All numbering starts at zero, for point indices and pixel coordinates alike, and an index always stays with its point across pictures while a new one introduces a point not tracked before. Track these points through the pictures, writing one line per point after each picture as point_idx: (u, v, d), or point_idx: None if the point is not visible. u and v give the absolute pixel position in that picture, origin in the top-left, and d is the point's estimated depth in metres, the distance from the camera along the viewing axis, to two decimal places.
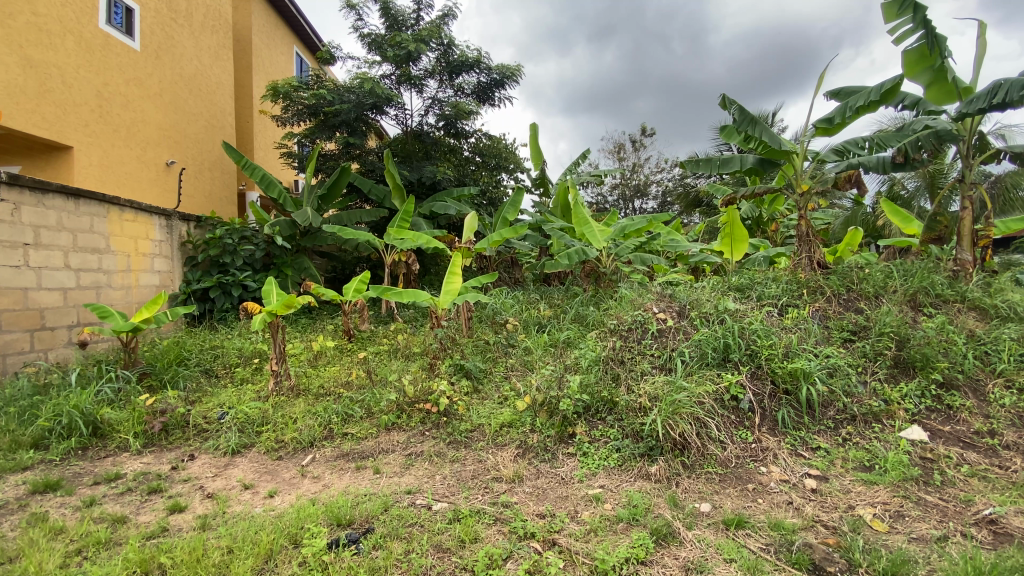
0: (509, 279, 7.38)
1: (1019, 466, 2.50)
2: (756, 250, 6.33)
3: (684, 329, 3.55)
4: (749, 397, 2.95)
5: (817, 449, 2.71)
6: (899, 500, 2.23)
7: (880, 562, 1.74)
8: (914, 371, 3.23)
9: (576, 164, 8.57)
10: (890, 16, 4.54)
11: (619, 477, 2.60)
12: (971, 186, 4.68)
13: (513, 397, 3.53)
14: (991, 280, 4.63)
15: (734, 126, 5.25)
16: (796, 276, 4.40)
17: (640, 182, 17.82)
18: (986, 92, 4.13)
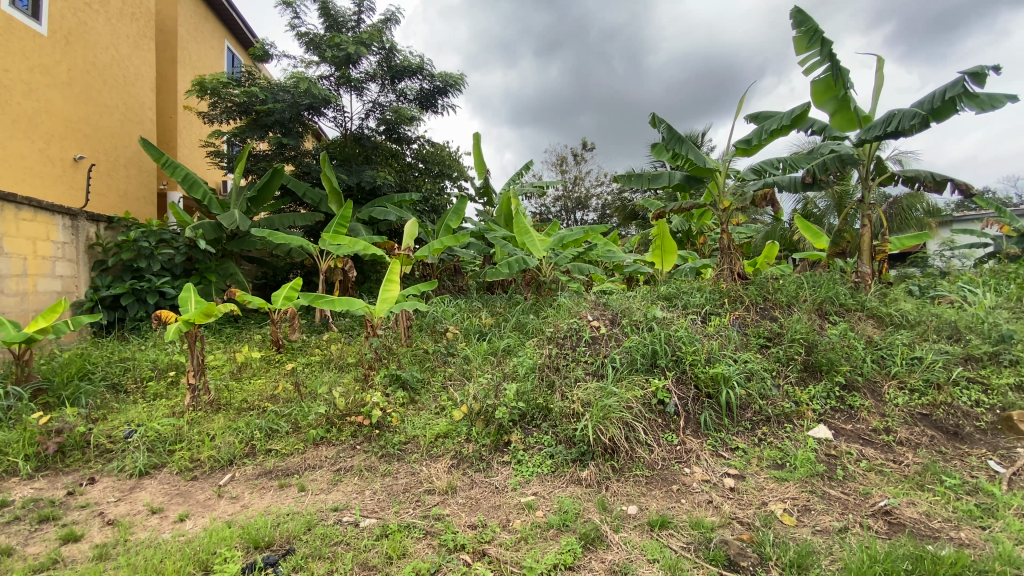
0: (451, 287, 7.31)
1: (909, 460, 2.76)
2: (685, 261, 6.65)
3: (615, 335, 3.67)
4: (674, 401, 3.08)
5: (736, 449, 2.87)
6: (807, 495, 2.40)
7: (788, 554, 1.84)
8: (820, 374, 3.50)
9: (519, 175, 8.68)
10: (801, 49, 4.95)
11: (552, 483, 2.62)
12: (870, 206, 5.17)
13: (449, 407, 3.49)
14: (886, 291, 5.11)
15: (663, 143, 5.52)
16: (719, 286, 4.67)
17: (581, 195, 18.28)
18: (882, 121, 4.59)
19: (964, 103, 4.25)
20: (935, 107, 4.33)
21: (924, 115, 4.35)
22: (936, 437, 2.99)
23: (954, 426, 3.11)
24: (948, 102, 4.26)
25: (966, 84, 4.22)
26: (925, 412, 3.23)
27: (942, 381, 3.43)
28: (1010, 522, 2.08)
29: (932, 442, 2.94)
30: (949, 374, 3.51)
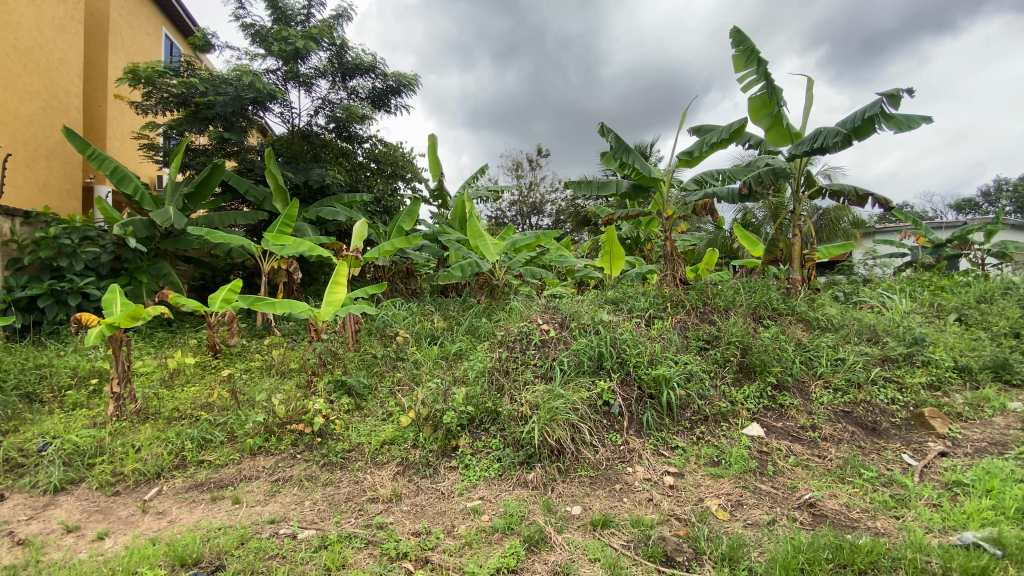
0: (404, 290, 7.18)
1: (832, 455, 2.95)
2: (632, 267, 6.86)
3: (564, 338, 3.72)
4: (619, 402, 3.17)
5: (676, 448, 2.98)
6: (741, 491, 2.52)
7: (720, 548, 1.92)
8: (754, 374, 3.69)
9: (474, 178, 8.66)
10: (740, 66, 5.23)
11: (498, 487, 2.62)
12: (800, 217, 5.53)
13: (397, 412, 3.42)
14: (814, 297, 5.47)
15: (611, 152, 5.68)
16: (662, 291, 4.84)
17: (536, 200, 18.44)
18: (810, 137, 4.92)
19: (882, 123, 4.61)
20: (856, 126, 4.67)
21: (846, 133, 4.69)
22: (856, 433, 3.22)
23: (873, 422, 3.35)
24: (867, 121, 4.61)
25: (884, 105, 4.58)
26: (847, 409, 3.47)
27: (862, 380, 3.71)
28: (919, 510, 2.25)
29: (853, 438, 3.16)
30: (868, 373, 3.79)
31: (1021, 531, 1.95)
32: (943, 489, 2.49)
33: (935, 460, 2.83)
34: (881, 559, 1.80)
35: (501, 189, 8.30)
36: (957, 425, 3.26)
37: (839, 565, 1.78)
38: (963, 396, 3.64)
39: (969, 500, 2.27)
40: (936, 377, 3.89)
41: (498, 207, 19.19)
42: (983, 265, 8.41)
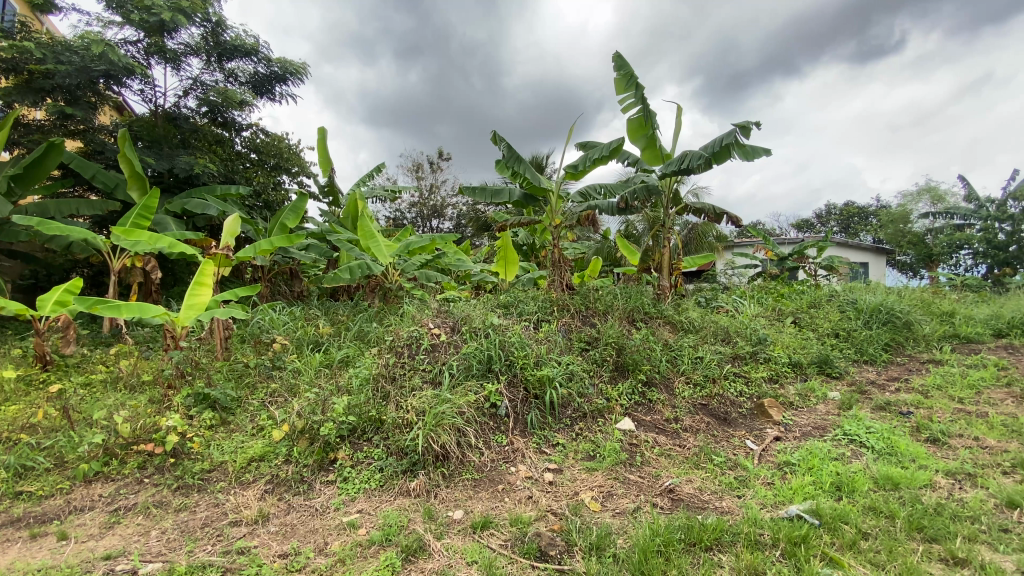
0: (289, 292, 6.69)
1: (690, 443, 3.28)
2: (526, 272, 7.08)
3: (454, 342, 3.71)
4: (505, 404, 3.24)
5: (557, 445, 3.12)
6: (612, 482, 2.70)
7: (589, 538, 2.04)
8: (628, 372, 4.00)
9: (368, 177, 8.34)
10: (621, 89, 5.65)
11: (378, 499, 2.53)
12: (670, 230, 6.10)
13: (269, 426, 3.16)
14: (680, 302, 6.05)
15: (502, 161, 5.81)
16: (550, 296, 5.06)
17: (437, 203, 18.23)
18: (677, 159, 5.48)
19: (735, 150, 5.26)
20: (715, 152, 5.29)
21: (707, 157, 5.29)
22: (711, 423, 3.62)
23: (725, 412, 3.80)
24: (724, 148, 5.22)
25: (737, 135, 5.22)
26: (704, 402, 3.88)
27: (716, 375, 4.19)
28: (756, 489, 2.58)
29: (707, 427, 3.54)
30: (721, 369, 4.30)
31: (831, 502, 2.32)
32: (776, 469, 2.89)
33: (770, 444, 3.27)
34: (724, 535, 2.03)
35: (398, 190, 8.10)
36: (790, 413, 3.81)
37: (689, 544, 1.98)
38: (794, 388, 4.27)
39: (795, 477, 2.66)
40: (774, 372, 4.52)
41: (397, 208, 18.70)
42: (816, 276, 9.92)
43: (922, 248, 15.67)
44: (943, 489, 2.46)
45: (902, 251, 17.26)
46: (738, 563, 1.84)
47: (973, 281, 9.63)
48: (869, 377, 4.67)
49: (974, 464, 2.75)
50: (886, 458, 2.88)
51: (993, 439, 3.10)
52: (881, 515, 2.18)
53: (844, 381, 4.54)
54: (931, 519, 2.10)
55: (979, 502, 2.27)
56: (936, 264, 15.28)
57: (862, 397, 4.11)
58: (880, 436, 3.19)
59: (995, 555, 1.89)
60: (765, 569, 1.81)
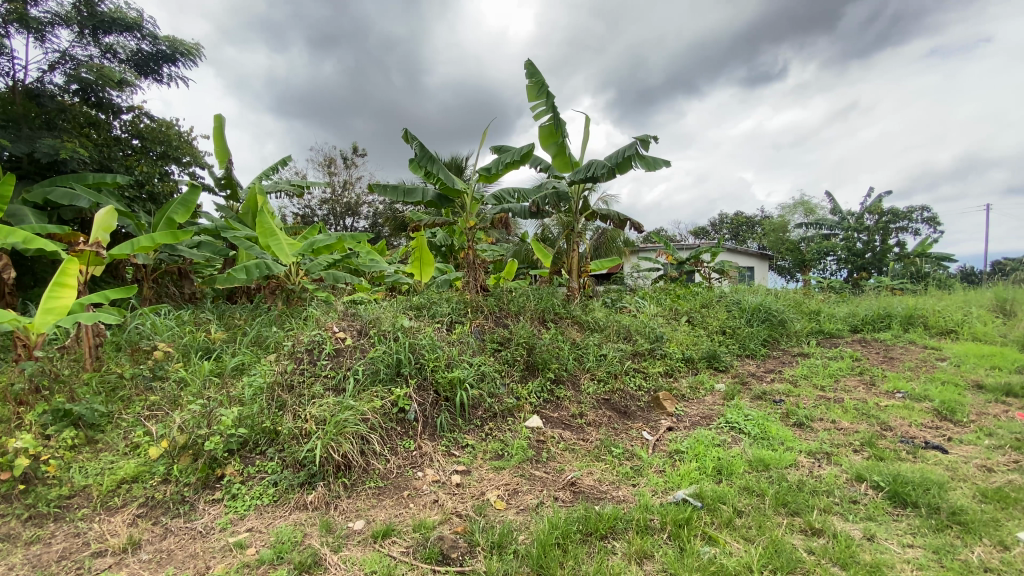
0: (179, 294, 6.05)
1: (593, 437, 3.43)
2: (441, 274, 7.01)
3: (361, 347, 3.57)
4: (414, 408, 3.18)
5: (466, 446, 3.12)
6: (517, 480, 2.75)
7: (492, 537, 2.05)
8: (538, 371, 4.10)
9: (271, 171, 7.78)
10: (532, 96, 5.79)
11: (271, 515, 2.37)
12: (578, 234, 6.36)
13: (145, 443, 2.83)
14: (589, 303, 6.32)
15: (415, 160, 5.70)
16: (464, 297, 5.04)
17: (351, 200, 17.48)
18: (585, 167, 5.72)
19: (636, 162, 5.59)
20: (618, 162, 5.58)
21: (611, 167, 5.57)
22: (612, 416, 3.81)
23: (625, 406, 4.02)
24: (626, 159, 5.53)
25: (638, 147, 5.55)
26: (607, 396, 4.09)
27: (618, 371, 4.44)
28: (649, 477, 2.76)
29: (609, 421, 3.73)
30: (622, 366, 4.56)
31: (713, 485, 2.54)
32: (668, 457, 3.10)
33: (664, 434, 3.52)
34: (618, 522, 2.15)
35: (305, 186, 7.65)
36: (681, 404, 4.12)
37: (586, 533, 2.07)
38: (687, 381, 4.64)
39: (684, 464, 2.88)
40: (670, 367, 4.87)
41: (308, 205, 17.71)
42: (710, 279, 10.83)
43: (797, 254, 17.67)
44: (804, 467, 2.79)
45: (781, 257, 19.39)
46: (630, 549, 1.95)
47: (834, 284, 11.04)
48: (751, 369, 5.19)
49: (831, 443, 3.15)
50: (760, 441, 3.21)
51: (846, 421, 3.57)
52: (754, 494, 2.42)
53: (728, 373, 4.99)
54: (794, 495, 2.36)
55: (834, 477, 2.61)
56: (808, 269, 17.33)
57: (744, 388, 4.54)
58: (756, 422, 3.55)
59: (844, 524, 2.17)
60: (653, 552, 1.93)
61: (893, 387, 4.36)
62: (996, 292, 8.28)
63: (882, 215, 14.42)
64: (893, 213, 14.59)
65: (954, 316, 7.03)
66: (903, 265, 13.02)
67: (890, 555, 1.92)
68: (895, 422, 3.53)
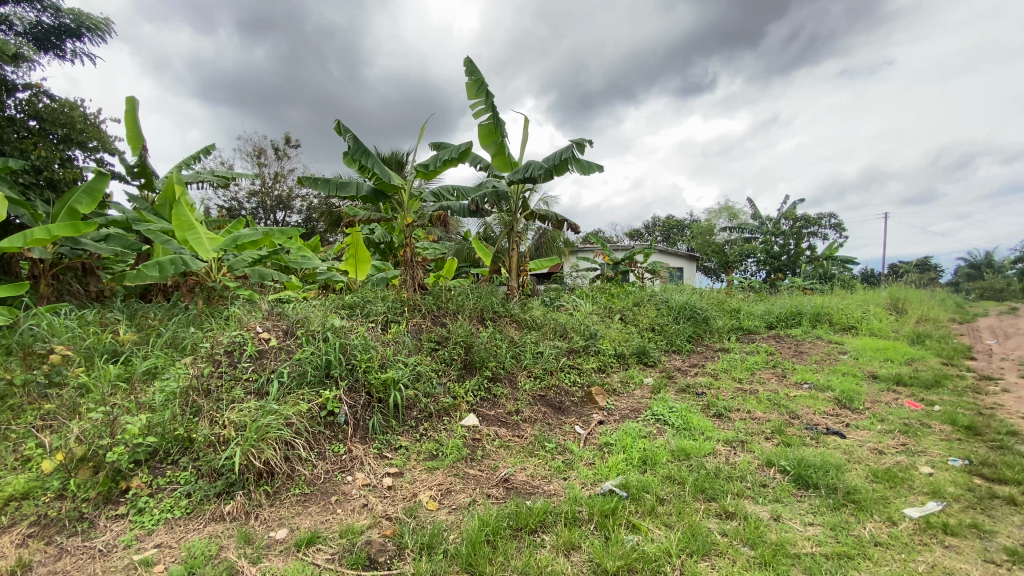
0: (83, 292, 5.46)
1: (528, 433, 3.48)
2: (377, 271, 6.82)
3: (287, 348, 3.40)
4: (345, 411, 3.07)
5: (399, 448, 3.06)
6: (451, 479, 2.74)
7: (421, 538, 2.03)
8: (475, 370, 4.09)
9: (192, 160, 7.25)
10: (472, 95, 5.77)
11: (183, 529, 2.21)
12: (517, 233, 6.41)
13: (37, 456, 2.55)
14: (527, 301, 6.38)
15: (348, 153, 5.51)
16: (400, 295, 4.94)
17: (282, 193, 16.63)
18: (523, 167, 5.77)
19: (572, 164, 5.71)
20: (555, 164, 5.68)
21: (548, 168, 5.66)
22: (547, 412, 3.88)
23: (560, 402, 4.11)
24: (563, 161, 5.64)
25: (574, 150, 5.68)
26: (543, 393, 4.16)
27: (553, 368, 4.53)
28: (579, 470, 2.84)
29: (544, 416, 3.80)
30: (558, 362, 4.66)
31: (638, 475, 2.65)
32: (597, 449, 3.20)
33: (595, 428, 3.63)
34: (547, 516, 2.19)
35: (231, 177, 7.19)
36: (612, 398, 4.27)
37: (516, 529, 2.10)
38: (618, 376, 4.81)
39: (612, 456, 2.98)
40: (603, 363, 5.03)
41: (234, 197, 16.65)
42: (642, 278, 11.27)
43: (722, 255, 18.80)
44: (721, 455, 2.98)
45: (708, 258, 20.54)
46: (558, 541, 2.00)
47: (753, 284, 11.85)
48: (677, 364, 5.47)
49: (746, 432, 3.38)
50: (683, 432, 3.39)
51: (760, 411, 3.85)
52: (676, 482, 2.55)
53: (657, 368, 5.23)
54: (711, 482, 2.52)
55: (747, 463, 2.80)
56: (731, 269, 18.48)
57: (670, 382, 4.78)
58: (679, 414, 3.74)
59: (755, 506, 2.34)
60: (581, 543, 1.99)
61: (801, 378, 4.75)
62: (888, 293, 9.22)
63: (796, 221, 15.64)
64: (805, 219, 15.85)
65: (854, 313, 7.76)
66: (814, 266, 14.19)
67: (793, 533, 2.09)
68: (802, 410, 3.85)
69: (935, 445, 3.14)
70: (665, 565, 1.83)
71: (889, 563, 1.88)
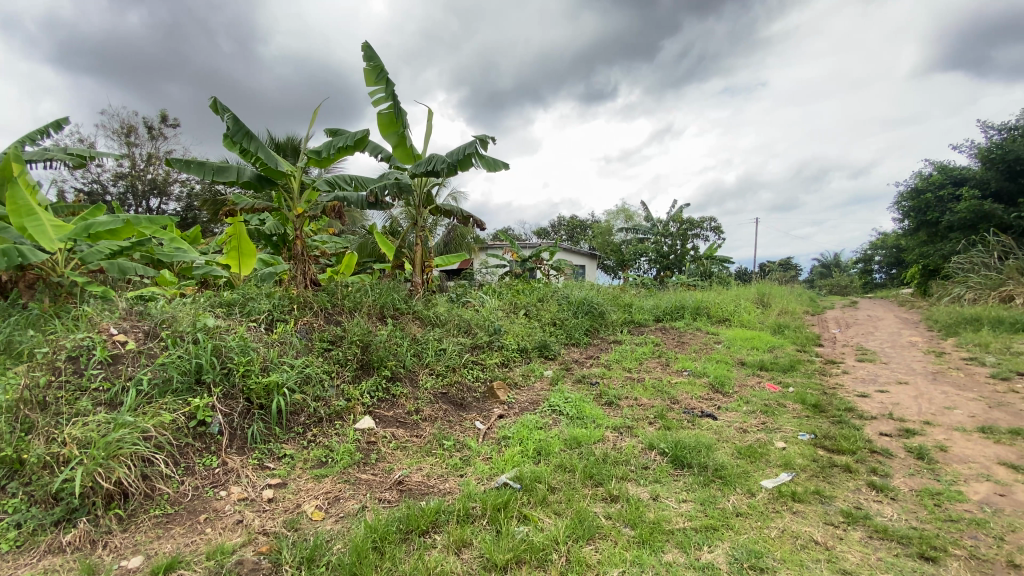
0: None
1: (426, 432, 3.41)
2: (266, 265, 6.32)
3: (148, 351, 3.02)
4: (219, 420, 2.80)
5: (283, 457, 2.84)
6: (340, 486, 2.59)
7: (301, 552, 1.89)
8: (372, 370, 3.93)
9: (37, 135, 6.18)
10: (371, 82, 5.52)
11: (7, 566, 1.86)
12: (421, 228, 6.27)
13: None
14: (431, 298, 6.28)
15: (228, 135, 5.01)
16: (288, 292, 4.60)
17: (156, 177, 14.81)
18: (426, 160, 5.65)
19: (476, 160, 5.69)
20: (458, 158, 5.62)
21: (451, 162, 5.59)
22: (448, 409, 3.84)
23: (461, 398, 4.08)
24: (467, 156, 5.60)
25: (477, 146, 5.66)
26: (444, 391, 4.09)
27: (456, 365, 4.49)
28: (476, 466, 2.84)
29: (444, 414, 3.75)
30: (461, 359, 4.63)
31: (532, 466, 2.71)
32: (496, 444, 3.23)
33: (495, 422, 3.66)
34: (440, 516, 2.16)
35: (89, 156, 6.24)
36: (513, 392, 4.34)
37: (406, 532, 2.04)
38: (519, 370, 4.90)
39: (509, 449, 3.02)
40: (505, 357, 5.09)
41: (96, 179, 14.51)
42: (548, 275, 11.57)
43: (619, 254, 19.96)
44: (610, 441, 3.14)
45: (607, 257, 21.71)
46: (448, 540, 1.97)
47: (645, 281, 12.71)
48: (575, 356, 5.69)
49: (632, 418, 3.61)
50: (576, 421, 3.54)
51: (645, 398, 4.13)
52: (567, 471, 2.64)
53: (556, 361, 5.41)
54: (599, 468, 2.64)
55: (632, 448, 2.98)
56: (627, 267, 19.68)
57: (568, 373, 4.96)
58: (574, 404, 3.90)
59: (637, 488, 2.49)
60: (472, 540, 1.98)
61: (682, 366, 5.18)
62: (756, 289, 10.37)
63: (682, 223, 17.06)
64: (690, 222, 17.32)
65: (727, 307, 8.63)
66: (697, 264, 15.54)
67: (669, 511, 2.25)
68: (682, 396, 4.19)
69: (789, 422, 3.58)
70: (552, 554, 1.88)
71: (748, 531, 2.10)
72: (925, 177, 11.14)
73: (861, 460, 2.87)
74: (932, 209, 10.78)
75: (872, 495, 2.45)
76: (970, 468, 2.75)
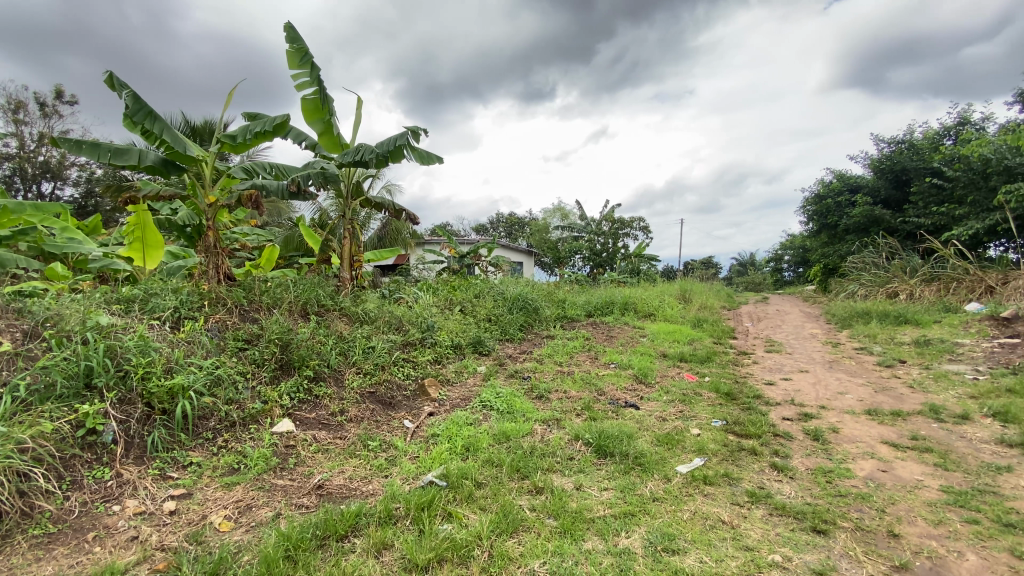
0: None
1: (350, 433, 3.29)
2: (174, 258, 5.83)
3: (27, 353, 2.69)
4: (113, 428, 2.55)
5: (189, 465, 2.64)
6: (254, 494, 2.44)
7: (205, 565, 1.76)
8: (293, 370, 3.74)
9: None
10: (294, 65, 5.23)
11: None
12: (349, 221, 6.01)
13: None
14: (360, 294, 6.04)
15: (127, 115, 4.55)
16: (198, 288, 4.27)
17: (49, 159, 13.24)
18: (354, 150, 5.44)
19: (407, 152, 5.55)
20: (389, 150, 5.45)
21: (381, 154, 5.42)
22: (375, 409, 3.73)
23: (390, 397, 3.98)
24: (398, 148, 5.45)
25: (408, 137, 5.52)
26: (372, 390, 3.97)
27: (386, 363, 4.38)
28: (401, 466, 2.78)
29: (371, 414, 3.64)
30: (391, 357, 4.52)
31: (459, 463, 2.70)
32: (424, 442, 3.18)
33: (424, 420, 3.60)
34: (360, 518, 2.09)
35: None
36: (444, 389, 4.29)
37: (323, 538, 1.96)
38: (452, 366, 4.86)
39: (437, 447, 2.98)
40: (438, 354, 5.03)
41: None
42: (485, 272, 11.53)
43: (554, 251, 20.37)
44: (538, 434, 3.19)
45: (543, 254, 22.08)
46: (369, 543, 1.92)
47: (579, 277, 13.04)
48: (508, 352, 5.72)
49: (561, 410, 3.69)
50: (506, 416, 3.56)
51: (574, 390, 4.23)
52: (495, 465, 2.65)
53: (490, 357, 5.42)
54: (526, 461, 2.67)
55: (559, 440, 3.04)
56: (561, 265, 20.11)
57: (501, 369, 4.99)
58: (505, 399, 3.92)
59: (561, 478, 2.55)
60: (393, 542, 1.94)
61: (609, 359, 5.37)
62: (679, 286, 10.95)
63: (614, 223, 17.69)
64: (621, 222, 17.97)
65: (653, 302, 9.05)
66: (627, 262, 16.17)
67: (591, 500, 2.32)
68: (609, 388, 4.34)
69: (704, 410, 3.81)
70: (474, 550, 1.88)
71: (663, 515, 2.21)
72: (826, 184, 12.26)
73: (765, 443, 3.11)
74: (832, 213, 11.88)
75: (773, 475, 2.66)
76: (857, 447, 3.05)
